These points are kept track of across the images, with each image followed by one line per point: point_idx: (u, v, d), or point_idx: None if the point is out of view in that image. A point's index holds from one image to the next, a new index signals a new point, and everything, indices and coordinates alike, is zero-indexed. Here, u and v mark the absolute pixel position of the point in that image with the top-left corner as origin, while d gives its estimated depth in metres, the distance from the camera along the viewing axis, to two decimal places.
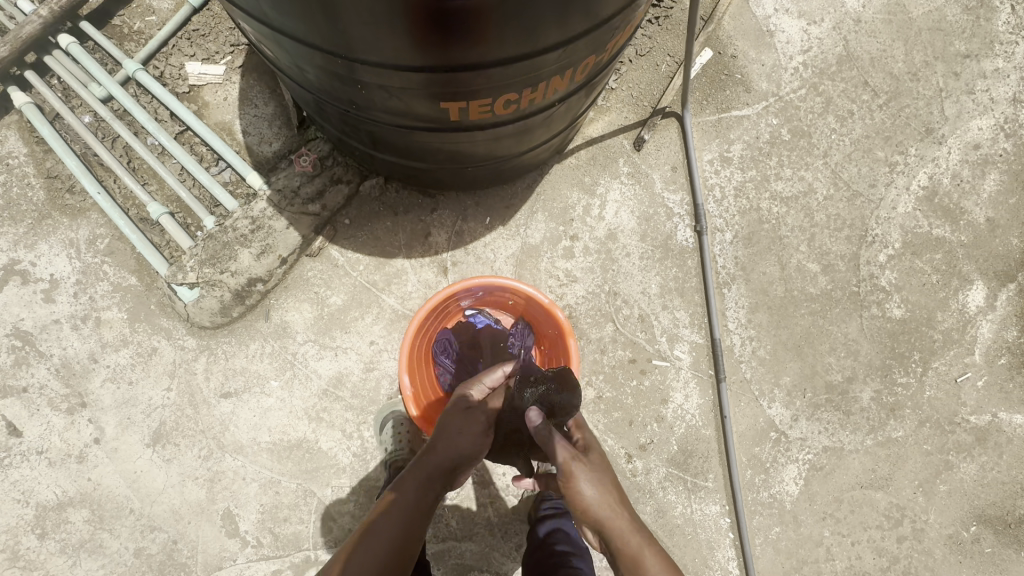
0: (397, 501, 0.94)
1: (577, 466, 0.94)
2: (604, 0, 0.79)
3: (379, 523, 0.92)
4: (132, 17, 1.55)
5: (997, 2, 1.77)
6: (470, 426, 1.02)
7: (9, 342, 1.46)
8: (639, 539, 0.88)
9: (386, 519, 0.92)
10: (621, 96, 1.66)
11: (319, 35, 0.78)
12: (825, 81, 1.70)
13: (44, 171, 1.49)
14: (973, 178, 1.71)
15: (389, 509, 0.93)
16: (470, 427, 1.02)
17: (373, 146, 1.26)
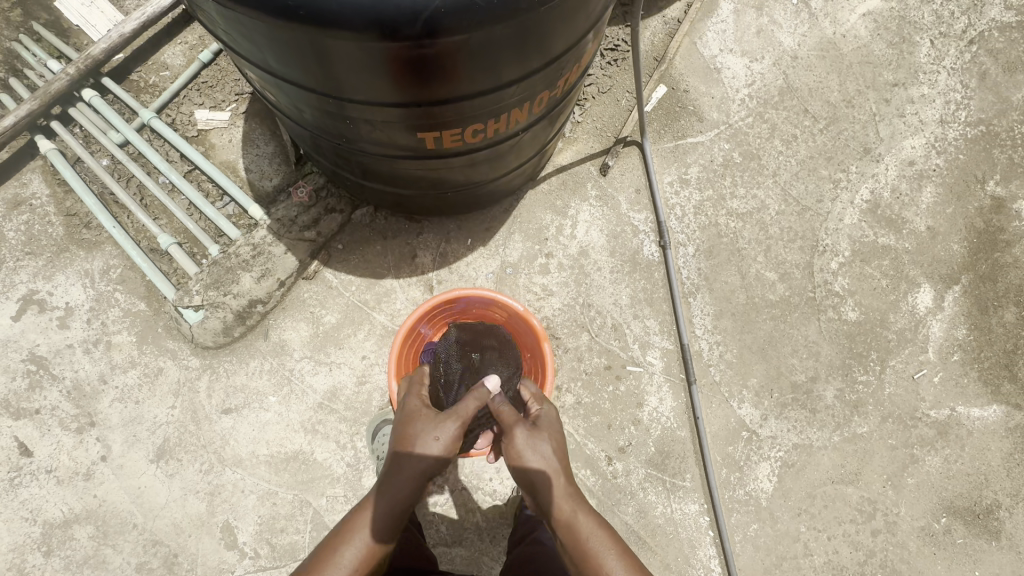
0: (367, 530, 0.86)
1: (517, 433, 0.98)
2: (550, 45, 0.96)
3: (347, 554, 0.84)
4: (148, 72, 1.75)
5: (917, 38, 2.00)
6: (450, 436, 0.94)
7: (25, 367, 1.56)
8: (574, 504, 0.92)
9: (355, 550, 0.84)
10: (587, 129, 1.85)
11: (315, 79, 0.94)
12: (769, 110, 1.90)
13: (64, 209, 1.64)
14: (910, 191, 1.88)
15: (358, 539, 0.85)
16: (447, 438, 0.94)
17: (363, 176, 1.42)
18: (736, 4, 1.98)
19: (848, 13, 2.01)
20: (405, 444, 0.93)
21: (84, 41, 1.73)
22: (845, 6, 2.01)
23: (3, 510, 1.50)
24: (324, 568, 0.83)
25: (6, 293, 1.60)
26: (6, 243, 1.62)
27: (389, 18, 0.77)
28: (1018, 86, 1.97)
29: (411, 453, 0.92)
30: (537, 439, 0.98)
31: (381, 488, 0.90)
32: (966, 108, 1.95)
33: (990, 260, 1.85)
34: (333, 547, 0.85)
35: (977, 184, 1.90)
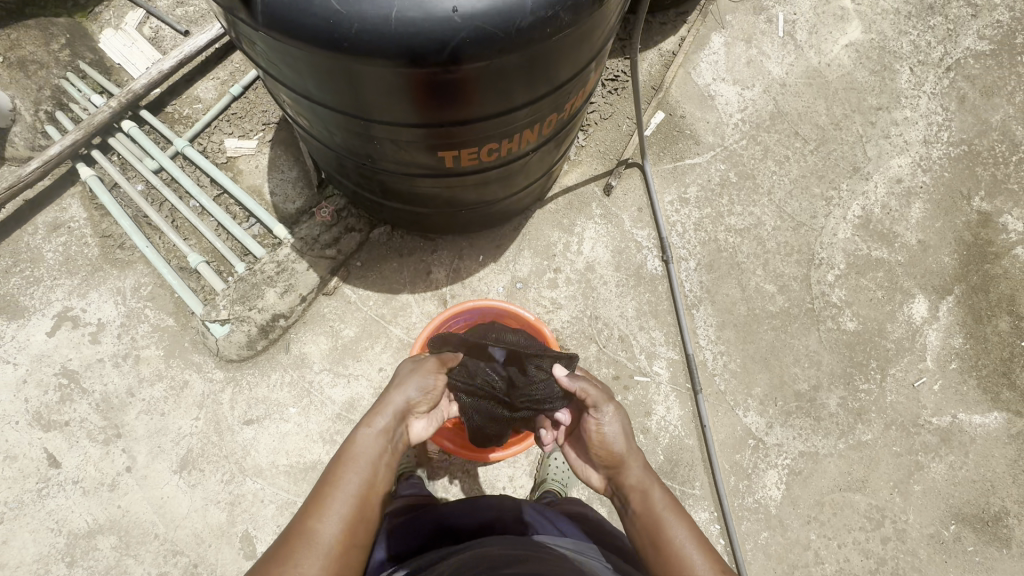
0: (367, 452, 0.83)
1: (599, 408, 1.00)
2: (557, 72, 1.07)
3: (348, 480, 0.81)
4: (182, 105, 1.89)
5: (897, 66, 2.14)
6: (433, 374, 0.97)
7: (57, 381, 1.63)
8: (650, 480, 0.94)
9: (357, 475, 0.81)
10: (590, 152, 1.97)
11: (347, 103, 1.05)
12: (762, 133, 2.02)
13: (100, 231, 1.75)
14: (900, 207, 1.97)
15: (357, 464, 0.82)
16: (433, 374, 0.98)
17: (383, 195, 1.52)
18: (727, 37, 2.13)
19: (831, 44, 2.15)
20: (393, 382, 0.95)
21: (123, 76, 1.90)
22: (829, 38, 2.16)
23: (31, 521, 1.54)
24: (323, 498, 0.78)
25: (42, 310, 1.68)
26: (45, 263, 1.72)
27: (419, 47, 0.86)
28: (996, 108, 2.10)
29: (400, 383, 0.93)
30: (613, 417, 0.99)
31: (374, 417, 0.87)
32: (948, 129, 2.07)
33: (981, 271, 1.93)
34: (332, 473, 0.81)
35: (963, 199, 1.99)
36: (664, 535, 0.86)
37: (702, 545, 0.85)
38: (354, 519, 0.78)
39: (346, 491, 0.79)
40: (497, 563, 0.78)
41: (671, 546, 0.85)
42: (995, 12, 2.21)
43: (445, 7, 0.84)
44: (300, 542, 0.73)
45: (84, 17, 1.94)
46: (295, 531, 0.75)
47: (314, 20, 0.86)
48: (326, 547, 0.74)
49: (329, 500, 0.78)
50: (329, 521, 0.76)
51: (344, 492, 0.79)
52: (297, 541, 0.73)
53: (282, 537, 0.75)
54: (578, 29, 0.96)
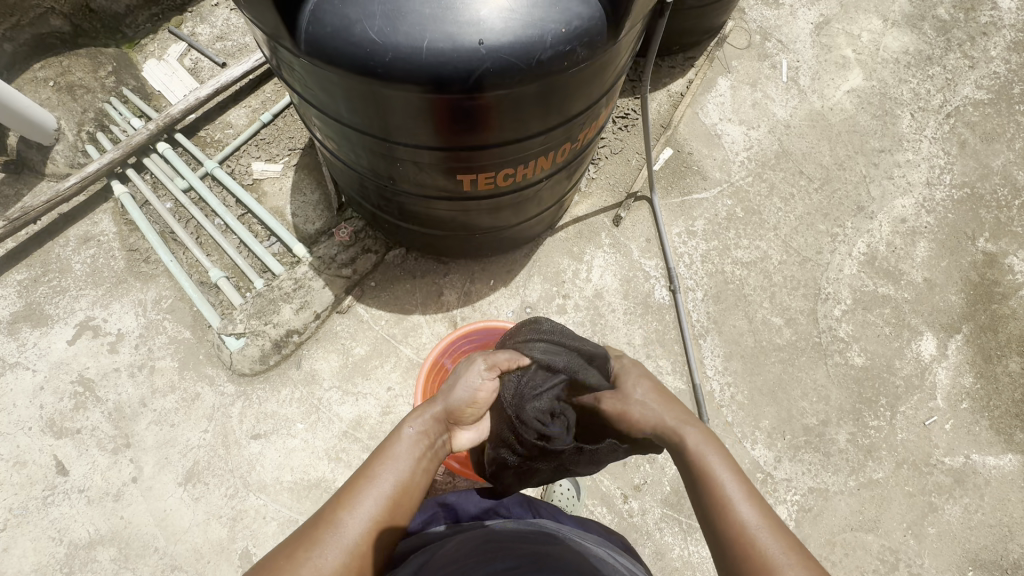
0: (403, 456, 0.87)
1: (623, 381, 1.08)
2: (570, 104, 1.14)
3: (381, 477, 0.84)
4: (215, 130, 2.01)
5: (898, 111, 2.22)
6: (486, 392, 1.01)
7: (73, 388, 1.66)
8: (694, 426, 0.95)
9: (391, 473, 0.85)
10: (601, 184, 2.04)
11: (376, 126, 1.12)
12: (767, 171, 2.08)
13: (128, 245, 1.83)
14: (904, 246, 2.01)
15: (389, 463, 0.86)
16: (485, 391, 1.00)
17: (400, 217, 1.59)
18: (733, 81, 2.23)
19: (834, 90, 2.25)
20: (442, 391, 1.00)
21: (162, 102, 2.02)
22: (831, 84, 2.26)
23: (33, 529, 1.53)
24: (354, 491, 0.82)
25: (65, 319, 1.74)
26: (73, 273, 1.79)
27: (446, 75, 0.94)
28: (996, 153, 2.16)
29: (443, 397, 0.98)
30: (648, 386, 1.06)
31: (414, 418, 0.92)
32: (950, 172, 2.12)
33: (989, 311, 1.94)
34: (371, 464, 0.86)
35: (968, 240, 2.02)
36: (724, 501, 0.83)
37: (765, 514, 0.80)
38: (382, 519, 0.81)
39: (380, 488, 0.83)
40: (502, 541, 0.85)
41: (734, 515, 0.80)
42: (991, 64, 2.31)
43: (472, 40, 0.91)
44: (326, 531, 0.77)
45: (131, 47, 2.10)
46: (321, 522, 0.78)
47: (352, 48, 0.93)
48: (347, 541, 0.76)
49: (361, 496, 0.82)
50: (359, 513, 0.79)
51: (376, 491, 0.82)
52: (325, 525, 0.77)
53: (309, 522, 0.78)
54: (592, 65, 1.04)
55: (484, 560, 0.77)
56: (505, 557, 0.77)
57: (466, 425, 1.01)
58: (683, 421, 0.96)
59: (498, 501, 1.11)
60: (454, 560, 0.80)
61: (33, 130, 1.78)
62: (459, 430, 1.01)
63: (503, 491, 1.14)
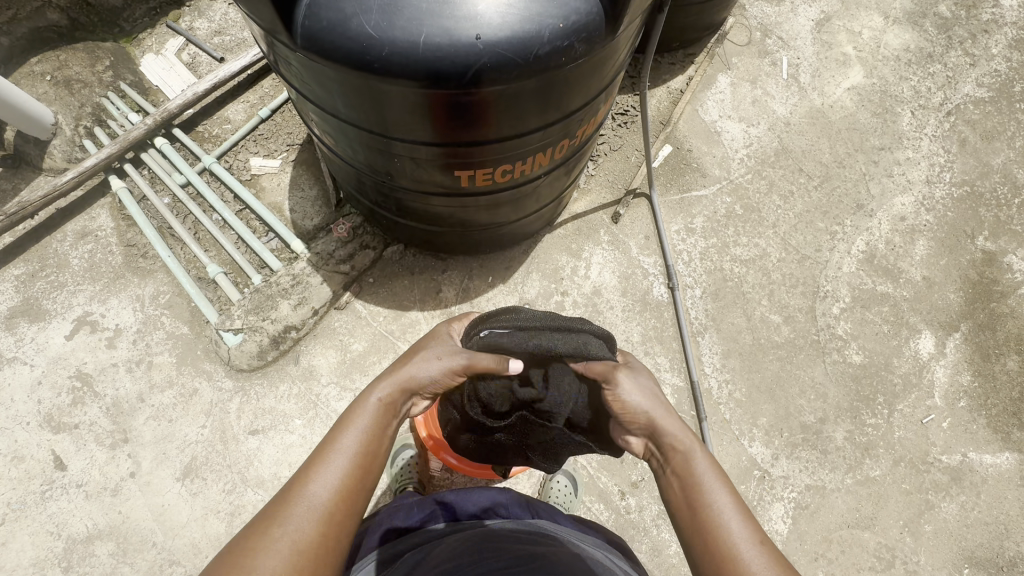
0: (365, 423, 0.87)
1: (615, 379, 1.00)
2: (569, 99, 1.13)
3: (346, 445, 0.84)
4: (213, 125, 2.00)
5: (899, 109, 2.21)
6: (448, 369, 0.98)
7: (71, 383, 1.66)
8: (690, 439, 0.93)
9: (355, 440, 0.85)
10: (600, 181, 2.03)
11: (372, 121, 1.12)
12: (767, 168, 2.08)
13: (125, 240, 1.82)
14: (904, 244, 2.00)
15: (354, 432, 0.86)
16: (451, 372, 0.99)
17: (398, 213, 1.58)
18: (733, 77, 2.22)
19: (834, 87, 2.24)
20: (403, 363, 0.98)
21: (160, 96, 2.02)
22: (832, 81, 2.25)
23: (31, 524, 1.54)
24: (321, 461, 0.81)
25: (63, 314, 1.74)
26: (70, 269, 1.79)
27: (443, 70, 0.93)
28: (996, 152, 2.15)
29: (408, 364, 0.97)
30: (649, 381, 1.01)
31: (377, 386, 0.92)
32: (950, 170, 2.12)
33: (987, 310, 1.94)
34: (334, 432, 0.86)
35: (967, 238, 2.02)
36: (714, 514, 0.83)
37: (755, 528, 0.80)
38: (348, 484, 0.80)
39: (343, 454, 0.83)
40: (499, 540, 0.85)
41: (726, 528, 0.80)
42: (992, 62, 2.30)
43: (469, 35, 0.91)
44: (292, 501, 0.76)
45: (128, 42, 2.09)
46: (289, 493, 0.77)
47: (348, 43, 0.93)
48: (316, 509, 0.76)
49: (325, 463, 0.81)
50: (322, 479, 0.79)
51: (339, 457, 0.82)
52: (290, 495, 0.77)
53: (276, 498, 0.78)
54: (590, 60, 1.03)
55: (480, 560, 0.77)
56: (500, 557, 0.77)
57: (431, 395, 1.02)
58: (682, 436, 0.93)
59: (496, 501, 1.11)
60: (450, 559, 0.80)
61: (30, 124, 1.77)
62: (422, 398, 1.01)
63: (501, 491, 1.15)
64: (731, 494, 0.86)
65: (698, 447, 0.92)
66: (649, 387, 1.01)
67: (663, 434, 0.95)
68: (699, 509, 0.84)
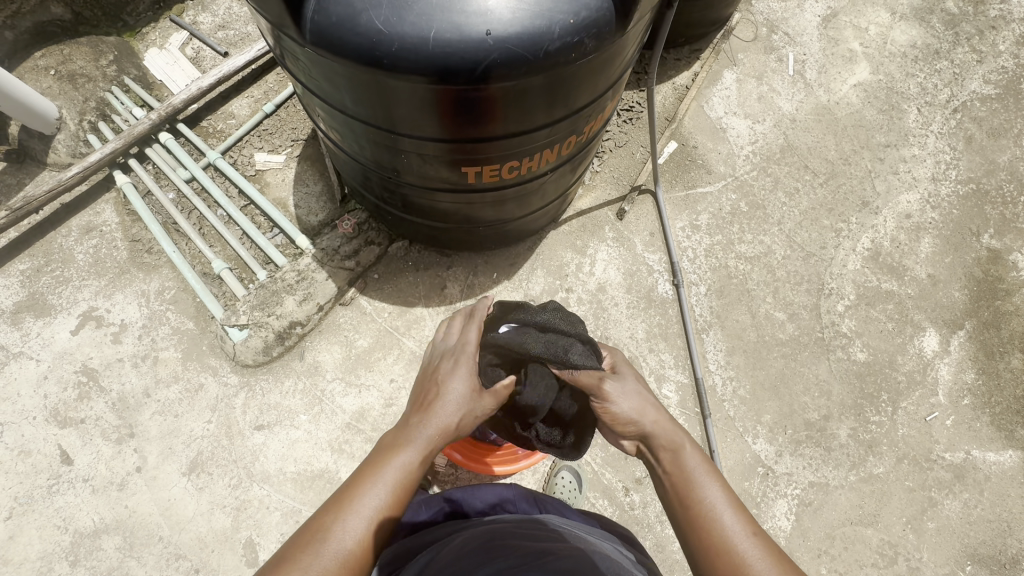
0: (393, 474, 0.83)
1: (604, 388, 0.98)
2: (577, 97, 1.13)
3: (370, 496, 0.81)
4: (217, 120, 2.00)
5: (905, 106, 2.20)
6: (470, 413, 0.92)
7: (76, 378, 1.67)
8: (681, 438, 0.93)
9: (380, 493, 0.81)
10: (605, 177, 2.03)
11: (380, 117, 1.11)
12: (772, 165, 2.07)
13: (130, 235, 1.82)
14: (909, 242, 2.00)
15: (381, 482, 0.82)
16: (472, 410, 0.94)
17: (404, 210, 1.58)
18: (739, 74, 2.21)
19: (840, 84, 2.23)
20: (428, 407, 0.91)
21: (164, 91, 2.01)
22: (838, 78, 2.24)
23: (38, 517, 1.54)
24: (347, 504, 0.79)
25: (68, 309, 1.74)
26: (76, 264, 1.79)
27: (452, 65, 0.93)
28: (1003, 149, 2.15)
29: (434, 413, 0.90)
30: (636, 381, 1.01)
31: (404, 441, 0.86)
32: (956, 168, 2.11)
33: (992, 308, 1.93)
34: (359, 480, 0.82)
35: (973, 236, 2.02)
36: (707, 509, 0.83)
37: (748, 520, 0.81)
38: (373, 535, 0.78)
39: (369, 506, 0.80)
40: (506, 537, 0.85)
41: (720, 522, 0.81)
42: (999, 58, 2.29)
43: (479, 30, 0.90)
44: (315, 544, 0.75)
45: (132, 36, 2.08)
46: (314, 532, 0.76)
47: (358, 39, 0.92)
48: (340, 555, 0.75)
49: (351, 512, 0.79)
50: (348, 528, 0.77)
51: (365, 508, 0.80)
52: (313, 537, 0.76)
53: (297, 536, 0.77)
54: (599, 57, 1.03)
55: (490, 558, 0.77)
56: (511, 555, 0.77)
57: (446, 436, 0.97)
58: (673, 436, 0.93)
59: (503, 497, 1.11)
60: (459, 558, 0.80)
61: (34, 119, 1.77)
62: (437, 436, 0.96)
63: (508, 486, 1.14)
64: (723, 489, 0.87)
65: (688, 445, 0.93)
66: (636, 388, 1.00)
67: (655, 435, 0.95)
68: (692, 505, 0.85)
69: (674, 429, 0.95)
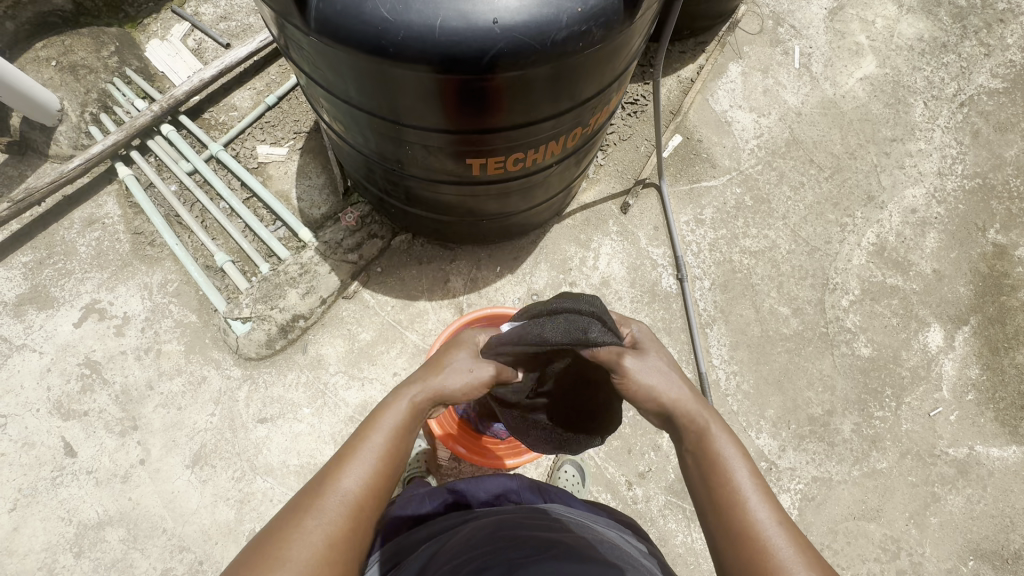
0: (394, 423, 0.84)
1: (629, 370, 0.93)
2: (584, 87, 1.12)
3: (376, 439, 0.82)
4: (219, 112, 1.99)
5: (911, 99, 2.19)
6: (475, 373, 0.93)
7: (80, 370, 1.67)
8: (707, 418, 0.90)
9: (385, 435, 0.82)
10: (609, 171, 2.02)
11: (385, 106, 1.10)
12: (777, 159, 2.06)
13: (133, 228, 1.82)
14: (914, 237, 1.99)
15: (383, 433, 0.83)
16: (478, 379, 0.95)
17: (407, 202, 1.57)
18: (744, 67, 2.20)
19: (846, 77, 2.21)
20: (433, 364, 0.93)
21: (165, 83, 2.00)
22: (844, 71, 2.22)
23: (42, 509, 1.55)
24: (351, 451, 0.80)
25: (71, 301, 1.73)
26: (78, 256, 1.78)
27: (458, 54, 0.92)
28: (1009, 144, 2.13)
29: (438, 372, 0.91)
30: (658, 355, 0.96)
31: (408, 387, 0.88)
32: (962, 162, 2.10)
33: (997, 303, 1.93)
34: (361, 430, 0.83)
35: (978, 231, 2.00)
36: (737, 493, 0.80)
37: (775, 508, 0.78)
38: (375, 484, 0.78)
39: (370, 454, 0.80)
40: (513, 528, 0.84)
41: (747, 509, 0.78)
42: (1007, 52, 2.27)
43: (486, 19, 0.89)
44: (318, 498, 0.74)
45: (133, 27, 2.07)
46: (319, 486, 0.76)
47: (364, 27, 0.91)
48: (346, 501, 0.75)
49: (354, 461, 0.79)
50: (352, 477, 0.77)
51: (366, 457, 0.80)
52: (316, 493, 0.75)
53: (300, 495, 0.76)
54: (607, 47, 1.01)
55: (497, 548, 0.77)
56: (518, 546, 0.77)
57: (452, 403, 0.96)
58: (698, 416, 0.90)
59: (507, 487, 1.12)
60: (465, 549, 0.80)
61: (36, 110, 1.76)
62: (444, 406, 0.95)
63: (512, 477, 1.14)
64: (751, 472, 0.83)
65: (715, 427, 0.89)
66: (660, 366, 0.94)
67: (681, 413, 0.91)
68: (721, 486, 0.82)
69: (706, 410, 0.91)
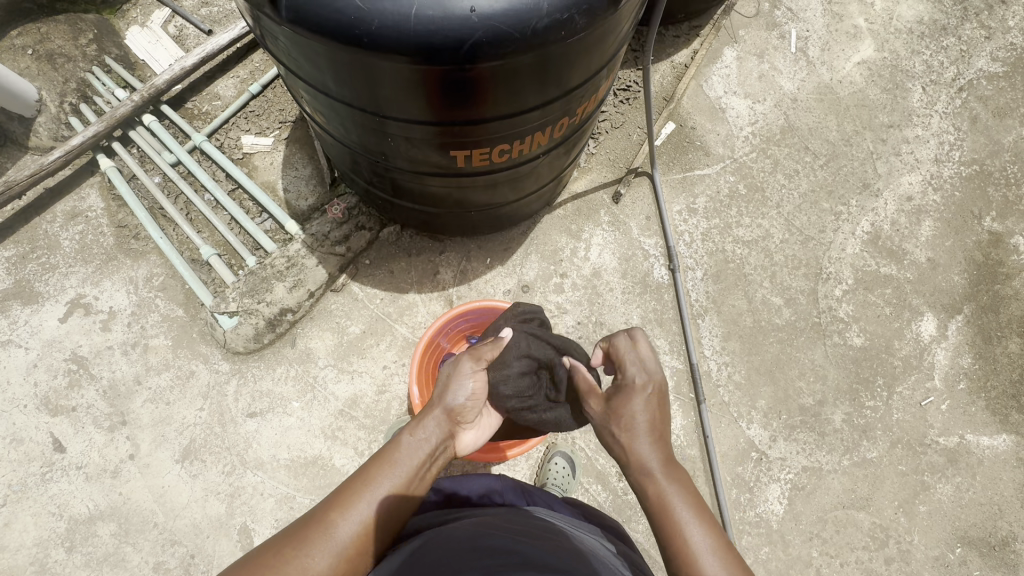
0: (403, 464, 0.86)
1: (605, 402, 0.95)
2: (570, 76, 1.09)
3: (379, 483, 0.83)
4: (202, 102, 1.95)
5: (909, 84, 2.14)
6: (478, 384, 1.01)
7: (66, 366, 1.65)
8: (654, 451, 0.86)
9: (388, 480, 0.84)
10: (600, 159, 1.99)
11: (364, 99, 1.07)
12: (772, 146, 2.03)
13: (117, 221, 1.79)
14: (910, 225, 1.97)
15: (389, 475, 0.84)
16: (472, 394, 1.00)
17: (394, 194, 1.54)
18: (740, 51, 2.15)
19: (844, 62, 2.17)
20: (437, 395, 0.99)
21: (146, 72, 1.96)
22: (841, 55, 2.18)
23: (32, 504, 1.55)
24: (353, 494, 0.81)
25: (56, 296, 1.71)
26: (62, 250, 1.76)
27: (436, 45, 0.89)
28: (1008, 129, 2.10)
29: (446, 395, 0.98)
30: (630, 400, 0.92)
31: (416, 426, 0.91)
32: (960, 149, 2.06)
33: (991, 292, 1.92)
34: (367, 468, 0.85)
35: (974, 219, 1.98)
36: (697, 562, 0.74)
37: (699, 512, 0.80)
38: (376, 523, 0.80)
39: (374, 494, 0.82)
40: (496, 531, 0.83)
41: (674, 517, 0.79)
42: (1008, 35, 2.22)
43: (463, 7, 0.87)
44: (317, 534, 0.76)
45: (112, 13, 2.01)
46: (315, 521, 0.78)
47: (337, 15, 0.88)
48: (339, 545, 0.76)
49: (356, 499, 0.81)
50: (351, 517, 0.79)
51: (371, 495, 0.82)
52: (315, 528, 0.77)
53: (298, 524, 0.78)
54: (593, 34, 0.98)
55: (477, 550, 0.75)
56: (497, 549, 0.74)
57: (468, 426, 1.01)
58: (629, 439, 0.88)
59: (491, 487, 1.10)
60: (442, 547, 0.78)
61: (13, 101, 1.72)
62: (461, 430, 1.00)
63: (496, 475, 1.13)
64: (681, 484, 0.83)
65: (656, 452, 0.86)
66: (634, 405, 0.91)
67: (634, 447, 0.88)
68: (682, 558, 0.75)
69: (650, 443, 0.87)
